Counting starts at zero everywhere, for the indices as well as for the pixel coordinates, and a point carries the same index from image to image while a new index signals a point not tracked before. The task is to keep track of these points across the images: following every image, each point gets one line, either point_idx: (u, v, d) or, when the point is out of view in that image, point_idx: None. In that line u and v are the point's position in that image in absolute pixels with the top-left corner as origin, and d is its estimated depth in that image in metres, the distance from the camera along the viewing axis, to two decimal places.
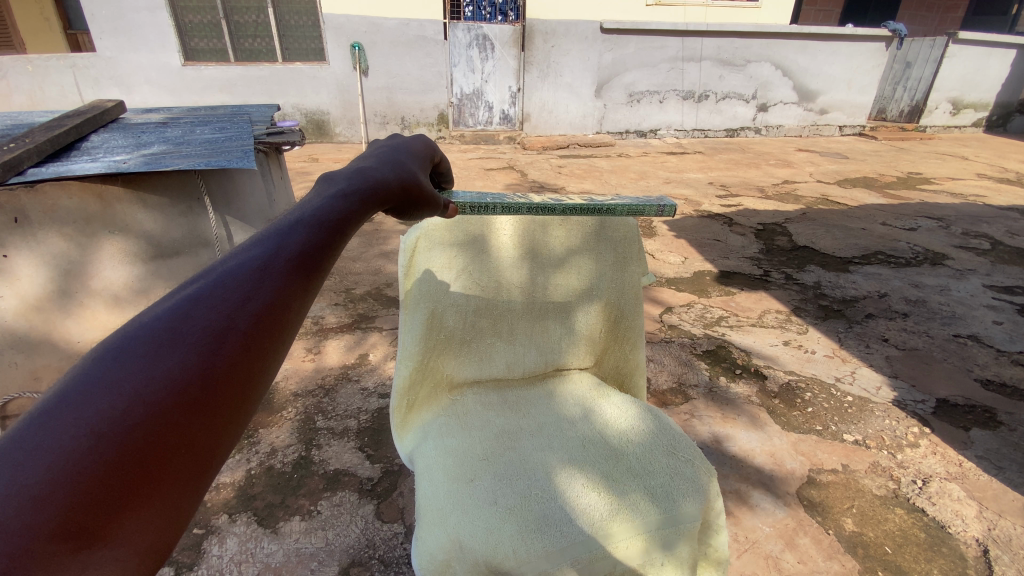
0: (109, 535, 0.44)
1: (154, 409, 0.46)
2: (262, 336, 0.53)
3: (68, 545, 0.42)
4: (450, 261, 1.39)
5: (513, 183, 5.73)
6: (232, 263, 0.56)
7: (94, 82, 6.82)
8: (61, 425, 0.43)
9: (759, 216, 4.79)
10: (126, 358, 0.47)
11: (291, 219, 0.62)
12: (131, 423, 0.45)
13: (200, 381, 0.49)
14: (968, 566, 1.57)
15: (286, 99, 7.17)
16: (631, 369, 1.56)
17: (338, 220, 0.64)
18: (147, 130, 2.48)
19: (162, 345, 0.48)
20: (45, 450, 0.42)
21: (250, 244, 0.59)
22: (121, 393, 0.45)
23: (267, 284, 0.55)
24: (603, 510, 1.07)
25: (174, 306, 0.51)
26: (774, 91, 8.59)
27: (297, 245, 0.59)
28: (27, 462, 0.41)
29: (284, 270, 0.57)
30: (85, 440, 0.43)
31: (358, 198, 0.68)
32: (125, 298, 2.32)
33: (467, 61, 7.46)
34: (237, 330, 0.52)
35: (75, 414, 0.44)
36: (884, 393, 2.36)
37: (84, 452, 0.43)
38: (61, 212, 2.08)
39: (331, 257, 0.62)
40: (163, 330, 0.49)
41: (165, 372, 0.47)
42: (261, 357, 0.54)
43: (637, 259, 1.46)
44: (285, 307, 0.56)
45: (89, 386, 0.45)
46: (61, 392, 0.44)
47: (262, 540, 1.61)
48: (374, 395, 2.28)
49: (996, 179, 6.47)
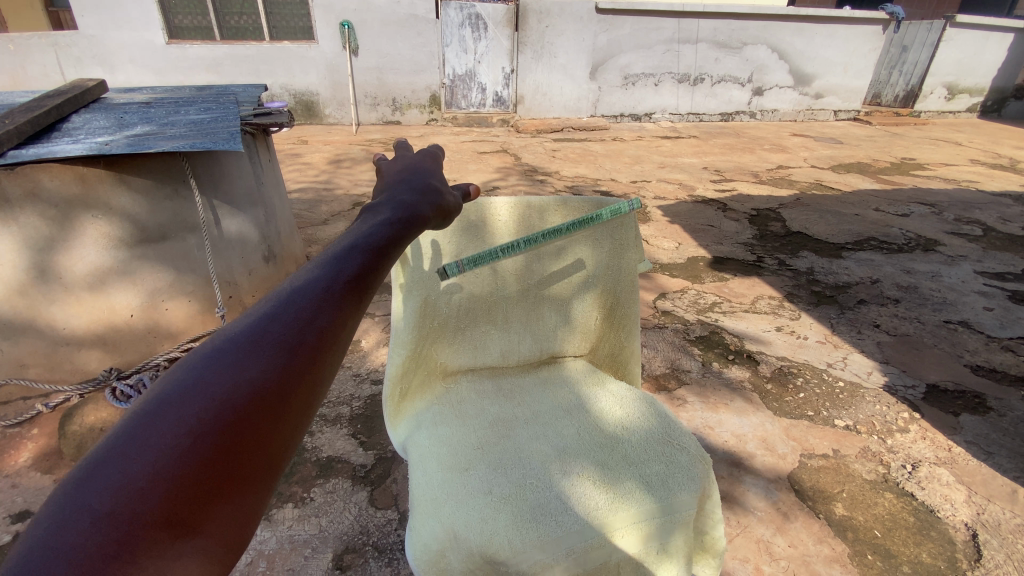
0: (199, 527, 0.45)
1: (235, 410, 0.49)
2: (326, 350, 0.56)
3: (166, 532, 0.44)
4: (443, 249, 1.34)
5: (506, 166, 5.67)
6: (298, 285, 0.60)
7: (76, 61, 6.63)
8: (163, 426, 0.46)
9: (753, 201, 4.79)
10: (216, 366, 0.50)
11: (344, 246, 0.65)
12: (218, 424, 0.48)
13: (276, 388, 0.52)
14: (957, 550, 1.59)
15: (273, 79, 7.00)
16: (627, 356, 1.52)
17: (385, 243, 0.67)
18: (129, 110, 2.39)
19: (245, 354, 0.52)
20: (149, 446, 0.45)
21: (311, 267, 0.63)
22: (213, 398, 0.49)
23: (329, 303, 0.58)
24: (601, 500, 1.06)
25: (256, 321, 0.55)
26: (770, 74, 8.53)
27: (353, 269, 0.62)
28: (136, 458, 0.44)
29: (343, 292, 0.60)
30: (184, 438, 0.46)
31: (402, 223, 0.71)
32: (110, 281, 2.23)
33: (459, 41, 7.30)
34: (307, 344, 0.55)
35: (176, 413, 0.47)
36: (875, 377, 2.39)
37: (183, 449, 0.46)
38: (42, 196, 2.03)
39: (381, 273, 0.65)
40: (246, 341, 0.53)
41: (249, 379, 0.51)
42: (324, 366, 0.56)
43: (634, 245, 1.43)
44: (343, 325, 0.58)
45: (185, 390, 0.48)
46: (163, 394, 0.48)
47: (255, 528, 1.60)
48: (367, 381, 2.27)
49: (989, 165, 6.48)
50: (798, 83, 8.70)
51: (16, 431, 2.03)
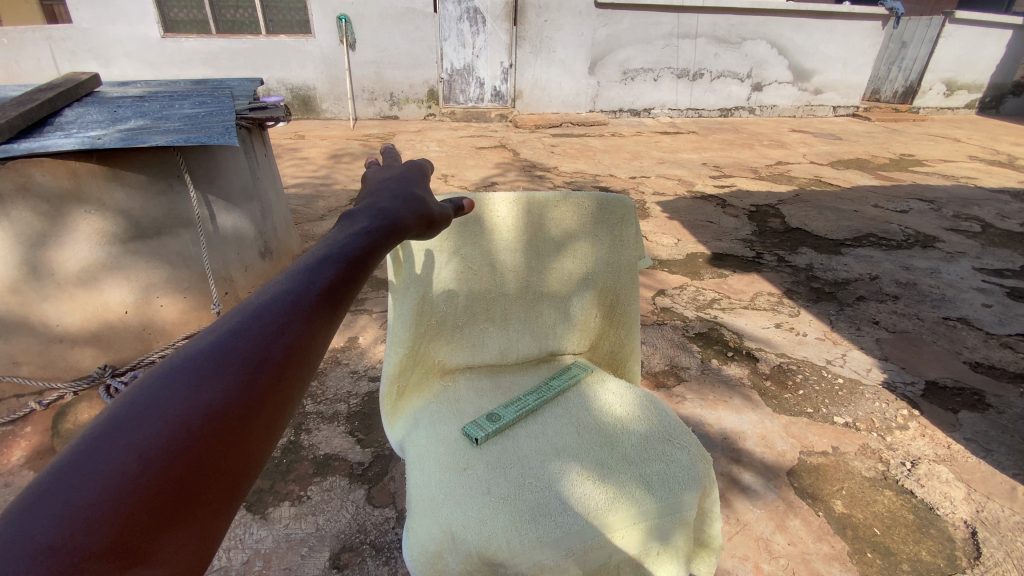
0: (149, 557, 0.43)
1: (193, 434, 0.46)
2: (293, 366, 0.54)
3: (114, 564, 0.40)
4: (442, 246, 1.32)
5: (505, 161, 5.64)
6: (267, 297, 0.58)
7: (71, 55, 6.56)
8: (112, 449, 0.43)
9: (752, 197, 4.77)
10: (173, 384, 0.48)
11: (319, 255, 0.64)
12: (174, 448, 0.45)
13: (238, 409, 0.49)
14: (956, 548, 1.59)
15: (270, 74, 6.95)
16: (626, 354, 1.52)
17: (363, 254, 0.65)
18: (122, 104, 2.36)
19: (204, 373, 0.49)
20: (95, 474, 0.42)
21: (284, 277, 0.61)
22: (167, 420, 0.46)
23: (298, 318, 0.56)
24: (601, 500, 1.04)
25: (217, 337, 0.53)
26: (770, 70, 8.51)
27: (325, 281, 0.60)
28: (78, 485, 0.41)
29: (313, 305, 0.58)
30: (133, 464, 0.43)
31: (382, 231, 0.69)
32: (102, 277, 2.20)
33: (457, 35, 7.25)
34: (271, 361, 0.53)
35: (123, 438, 0.44)
36: (874, 374, 2.38)
37: (129, 476, 0.43)
38: (34, 191, 2.01)
39: (358, 285, 0.63)
40: (206, 360, 0.50)
41: (206, 400, 0.48)
42: (292, 384, 0.54)
43: (634, 241, 1.41)
44: (313, 338, 0.57)
45: (137, 412, 0.46)
46: (111, 417, 0.45)
47: (251, 526, 1.59)
48: (364, 378, 2.26)
49: (988, 161, 6.48)
50: (797, 78, 8.67)
51: (9, 429, 2.01)
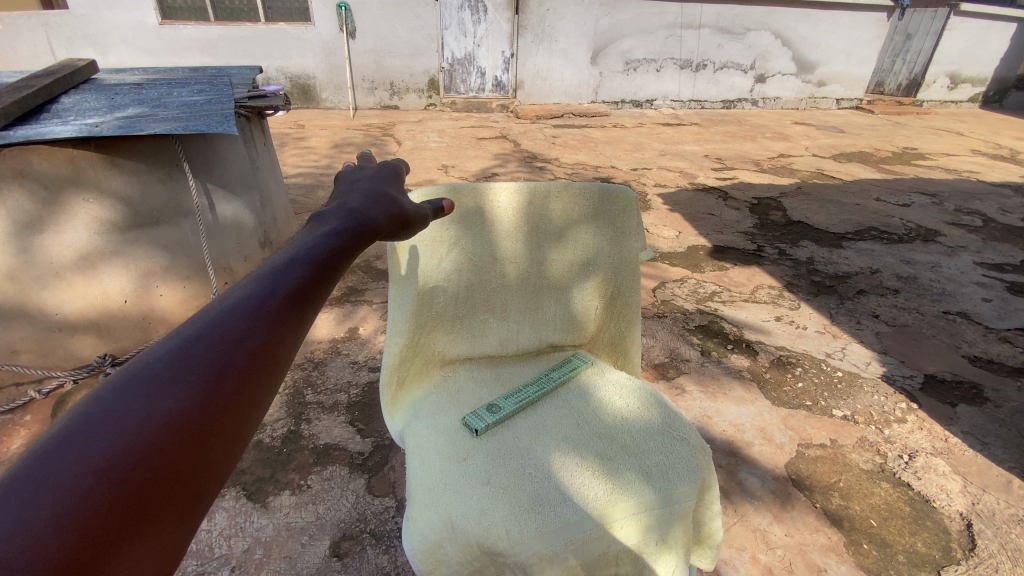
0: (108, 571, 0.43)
1: (153, 444, 0.47)
2: (257, 372, 0.56)
3: None
4: (443, 235, 1.31)
5: (505, 152, 5.61)
6: (231, 302, 0.60)
7: (68, 42, 6.51)
8: (64, 464, 0.44)
9: (755, 190, 4.75)
10: (127, 397, 0.49)
11: (286, 258, 0.67)
12: (133, 458, 0.46)
13: (199, 418, 0.51)
14: (951, 539, 1.60)
15: (269, 62, 6.89)
16: (626, 346, 1.51)
17: (331, 256, 0.68)
18: (120, 91, 2.34)
19: (163, 382, 0.51)
20: (48, 490, 0.42)
21: (249, 282, 0.63)
22: (122, 431, 0.47)
23: (263, 321, 0.59)
24: (598, 489, 1.05)
25: (175, 346, 0.54)
26: (773, 61, 8.43)
27: (292, 283, 0.63)
28: (28, 501, 0.41)
29: (279, 307, 0.60)
30: (87, 477, 0.44)
31: (350, 232, 0.73)
32: (94, 264, 2.18)
33: (458, 23, 7.18)
34: (234, 368, 0.55)
35: (78, 450, 0.45)
36: (873, 368, 2.39)
37: (86, 489, 0.43)
38: (31, 177, 1.98)
39: (325, 289, 0.66)
40: (164, 368, 0.52)
41: (164, 410, 0.49)
42: (257, 391, 0.56)
43: (637, 232, 1.40)
44: (279, 342, 0.59)
45: (93, 424, 0.46)
46: (65, 429, 0.46)
47: (251, 515, 1.60)
48: (365, 368, 2.26)
49: (991, 155, 6.44)
50: (801, 70, 8.60)
51: (8, 417, 2.01)
